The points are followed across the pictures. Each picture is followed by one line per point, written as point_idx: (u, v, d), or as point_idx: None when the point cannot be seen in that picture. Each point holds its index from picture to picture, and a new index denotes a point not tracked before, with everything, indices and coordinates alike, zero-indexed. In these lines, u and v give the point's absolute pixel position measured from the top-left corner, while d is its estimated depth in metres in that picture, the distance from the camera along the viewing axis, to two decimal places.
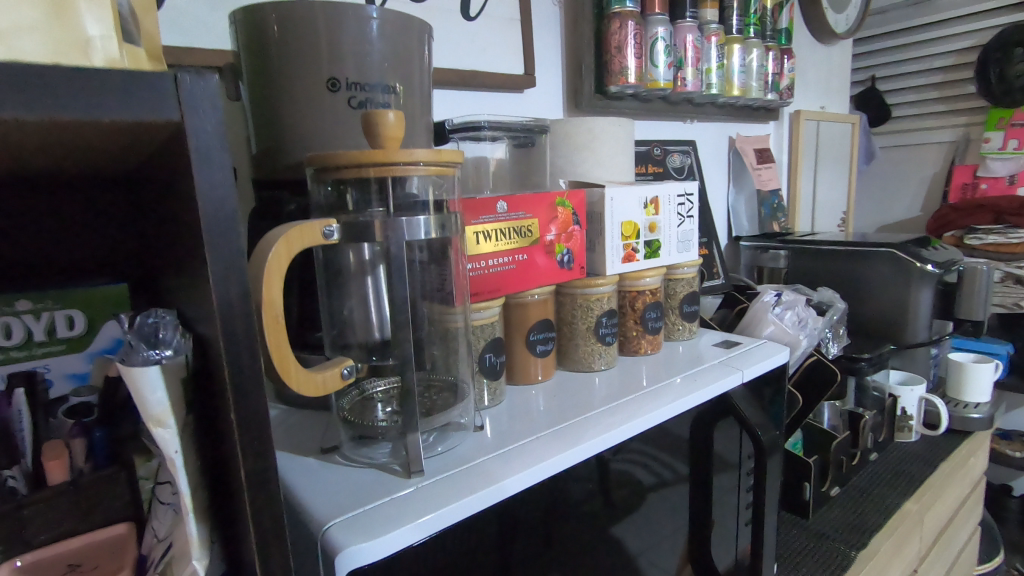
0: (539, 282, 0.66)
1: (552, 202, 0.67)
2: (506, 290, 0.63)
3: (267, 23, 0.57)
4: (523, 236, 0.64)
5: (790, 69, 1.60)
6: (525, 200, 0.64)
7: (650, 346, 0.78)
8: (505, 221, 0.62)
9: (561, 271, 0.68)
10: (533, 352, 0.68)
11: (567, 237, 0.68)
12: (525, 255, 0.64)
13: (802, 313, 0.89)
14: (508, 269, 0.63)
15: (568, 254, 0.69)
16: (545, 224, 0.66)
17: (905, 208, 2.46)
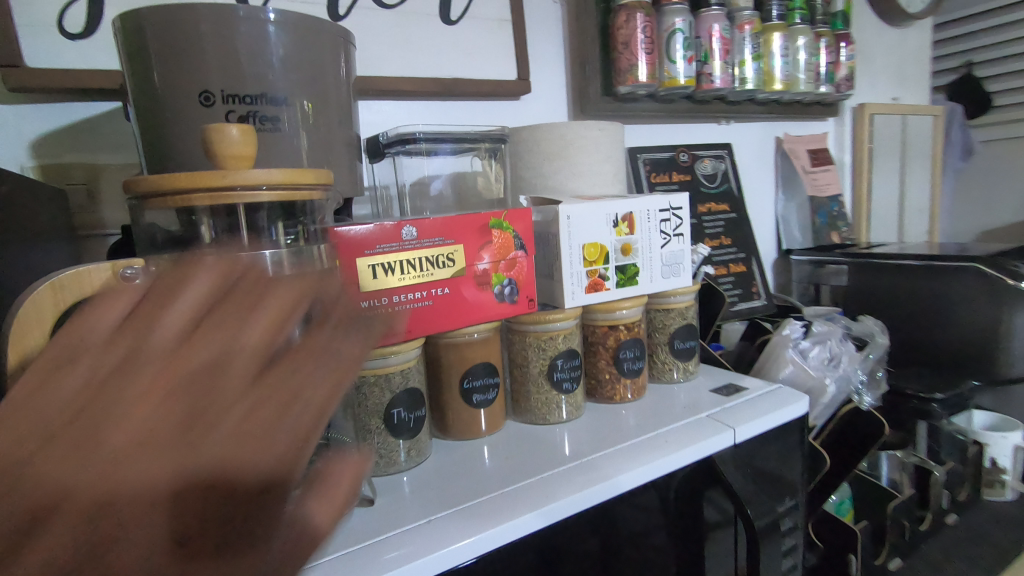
0: (471, 320, 0.56)
1: (485, 224, 0.56)
2: (422, 331, 0.54)
3: (144, 32, 0.49)
4: (444, 266, 0.54)
5: (849, 57, 1.39)
6: (444, 223, 0.53)
7: (631, 392, 0.66)
8: (414, 250, 0.52)
9: (501, 305, 0.58)
10: (469, 401, 0.58)
11: (510, 266, 0.58)
12: (449, 288, 0.55)
13: (835, 350, 0.73)
14: (422, 306, 0.53)
15: (512, 284, 0.58)
16: (476, 251, 0.56)
17: (1012, 213, 2.09)
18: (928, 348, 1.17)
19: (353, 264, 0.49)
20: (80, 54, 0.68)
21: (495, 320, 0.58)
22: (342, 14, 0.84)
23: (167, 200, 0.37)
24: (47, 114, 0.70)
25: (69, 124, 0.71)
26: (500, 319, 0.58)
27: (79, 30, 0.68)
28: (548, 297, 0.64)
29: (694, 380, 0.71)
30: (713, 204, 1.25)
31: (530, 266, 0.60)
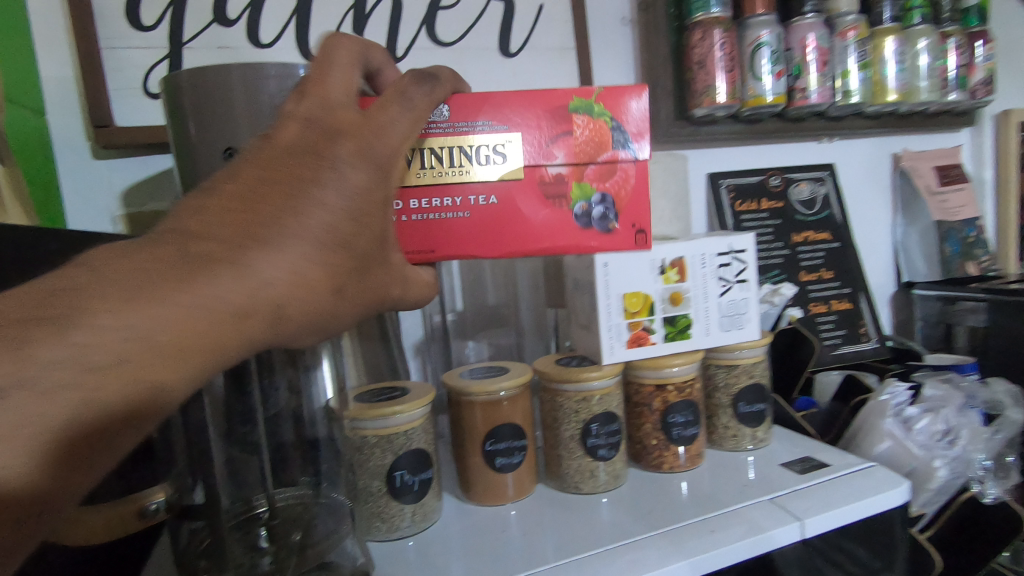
0: (528, 240, 0.51)
1: (568, 104, 0.49)
2: (462, 245, 0.50)
3: (180, 93, 0.50)
4: (501, 161, 0.49)
5: (987, 57, 1.18)
6: (502, 108, 0.49)
7: (685, 461, 0.57)
8: (449, 133, 0.49)
9: (586, 224, 0.52)
10: (490, 464, 0.54)
11: (609, 176, 0.51)
12: (502, 196, 0.50)
13: (950, 421, 0.60)
14: (456, 215, 0.50)
15: (607, 204, 0.52)
16: (544, 144, 0.50)
17: None
18: None
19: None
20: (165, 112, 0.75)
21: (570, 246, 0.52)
22: (400, 54, 0.85)
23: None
24: (132, 168, 0.76)
25: (152, 174, 0.77)
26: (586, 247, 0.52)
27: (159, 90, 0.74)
28: (587, 351, 0.58)
29: (766, 449, 0.61)
30: (811, 233, 1.10)
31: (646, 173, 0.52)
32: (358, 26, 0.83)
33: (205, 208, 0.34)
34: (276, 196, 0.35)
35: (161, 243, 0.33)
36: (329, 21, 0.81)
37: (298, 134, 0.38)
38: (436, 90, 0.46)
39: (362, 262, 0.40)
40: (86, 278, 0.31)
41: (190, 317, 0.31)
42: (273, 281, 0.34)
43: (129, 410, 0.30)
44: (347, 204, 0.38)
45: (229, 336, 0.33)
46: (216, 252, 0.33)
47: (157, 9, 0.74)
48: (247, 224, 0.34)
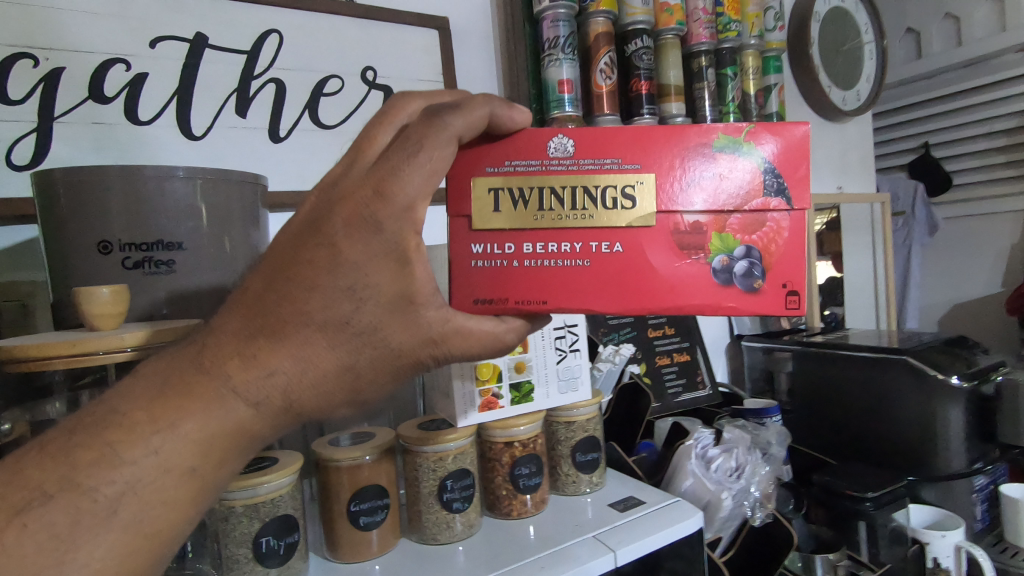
0: (655, 292, 0.54)
1: (714, 141, 0.54)
2: (582, 295, 0.54)
3: (54, 188, 0.54)
4: (625, 204, 0.53)
5: None
6: (633, 151, 0.54)
7: (531, 507, 0.66)
8: (573, 171, 0.54)
9: (729, 280, 0.55)
10: (355, 524, 0.59)
11: (754, 228, 0.55)
12: (626, 247, 0.54)
13: (740, 458, 0.76)
14: (576, 262, 0.54)
15: (750, 258, 0.55)
16: (680, 188, 0.54)
17: (981, 286, 2.22)
18: (871, 441, 1.16)
19: (467, 184, 0.54)
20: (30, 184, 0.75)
21: (706, 302, 0.55)
22: (282, 135, 0.91)
23: (25, 364, 0.44)
24: None
25: (13, 245, 0.76)
26: (725, 305, 0.55)
27: (25, 163, 0.75)
28: (446, 414, 0.67)
29: (601, 491, 0.72)
30: None
31: (800, 222, 0.55)
32: (241, 108, 0.88)
33: (253, 291, 0.43)
34: (282, 292, 0.43)
35: (202, 347, 0.43)
36: (211, 103, 0.86)
37: (313, 208, 0.45)
38: (466, 116, 0.48)
39: (376, 331, 0.45)
40: (172, 365, 0.42)
41: (215, 414, 0.42)
42: (283, 372, 0.43)
43: (183, 487, 0.41)
44: (345, 287, 0.43)
45: (248, 422, 0.43)
46: (234, 354, 0.42)
47: (27, 85, 0.75)
48: (263, 324, 0.43)
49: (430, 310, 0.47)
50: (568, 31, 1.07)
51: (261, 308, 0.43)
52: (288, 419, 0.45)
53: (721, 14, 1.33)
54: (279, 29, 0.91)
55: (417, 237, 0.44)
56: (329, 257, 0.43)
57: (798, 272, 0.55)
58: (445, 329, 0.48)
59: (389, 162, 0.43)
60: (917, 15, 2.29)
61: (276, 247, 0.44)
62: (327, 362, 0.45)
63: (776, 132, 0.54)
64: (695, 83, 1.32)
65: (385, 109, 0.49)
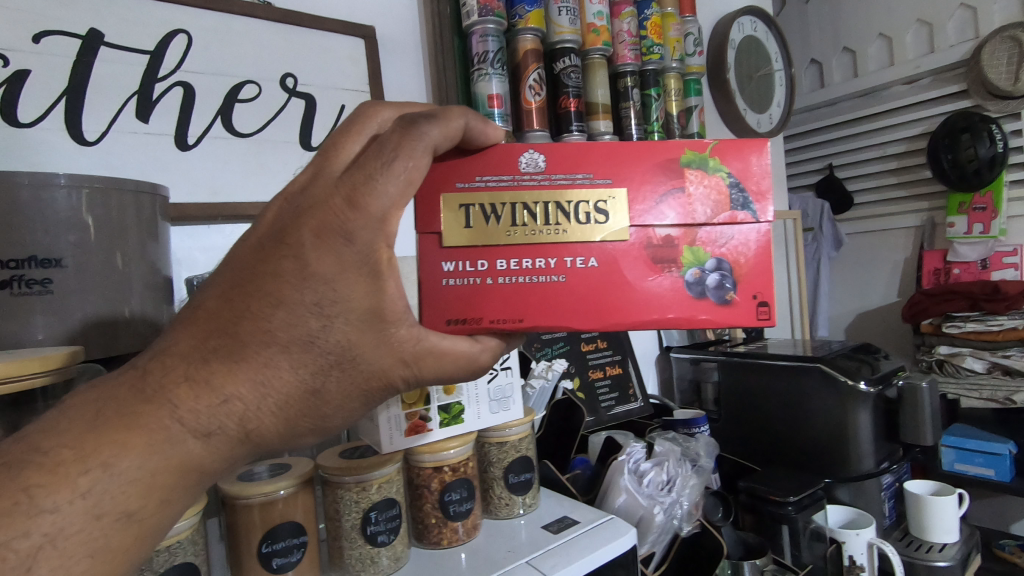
0: (631, 306, 0.57)
1: (681, 158, 0.57)
2: (560, 310, 0.56)
3: None
4: (598, 220, 0.56)
5: None
6: (604, 168, 0.57)
7: (462, 534, 0.63)
8: (545, 186, 0.56)
9: (705, 293, 0.58)
10: (268, 566, 0.54)
11: (722, 241, 0.58)
12: (600, 262, 0.57)
13: (671, 471, 0.76)
14: (552, 277, 0.56)
15: (721, 271, 0.58)
16: (651, 204, 0.57)
17: (880, 295, 2.41)
18: (790, 445, 1.21)
19: (438, 200, 0.55)
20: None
21: (682, 315, 0.58)
22: (191, 142, 0.85)
23: None
24: None
25: None
26: (700, 317, 0.58)
27: None
28: (371, 440, 0.63)
29: (536, 512, 0.70)
30: None
31: (765, 234, 0.58)
32: (143, 112, 0.81)
33: (212, 307, 0.41)
34: (244, 308, 0.41)
35: (146, 372, 0.41)
36: (110, 106, 0.79)
37: (277, 215, 0.43)
38: (443, 127, 0.46)
39: (346, 352, 0.44)
40: (122, 391, 0.40)
41: (157, 450, 0.39)
42: (239, 398, 0.41)
43: (120, 531, 0.38)
44: (312, 303, 0.41)
45: (195, 457, 0.41)
46: (184, 378, 0.40)
47: None
48: (219, 345, 0.41)
49: (402, 328, 0.46)
50: (497, 47, 1.07)
51: (214, 327, 0.41)
52: (241, 450, 0.43)
53: (645, 38, 1.39)
54: (187, 30, 0.85)
55: (389, 250, 0.43)
56: (297, 270, 0.41)
57: (766, 284, 0.59)
58: (418, 348, 0.48)
59: (363, 169, 0.41)
60: (820, 48, 2.49)
61: (237, 258, 0.43)
62: (297, 385, 0.43)
63: (738, 151, 0.58)
64: (620, 103, 1.35)
65: (355, 116, 0.48)
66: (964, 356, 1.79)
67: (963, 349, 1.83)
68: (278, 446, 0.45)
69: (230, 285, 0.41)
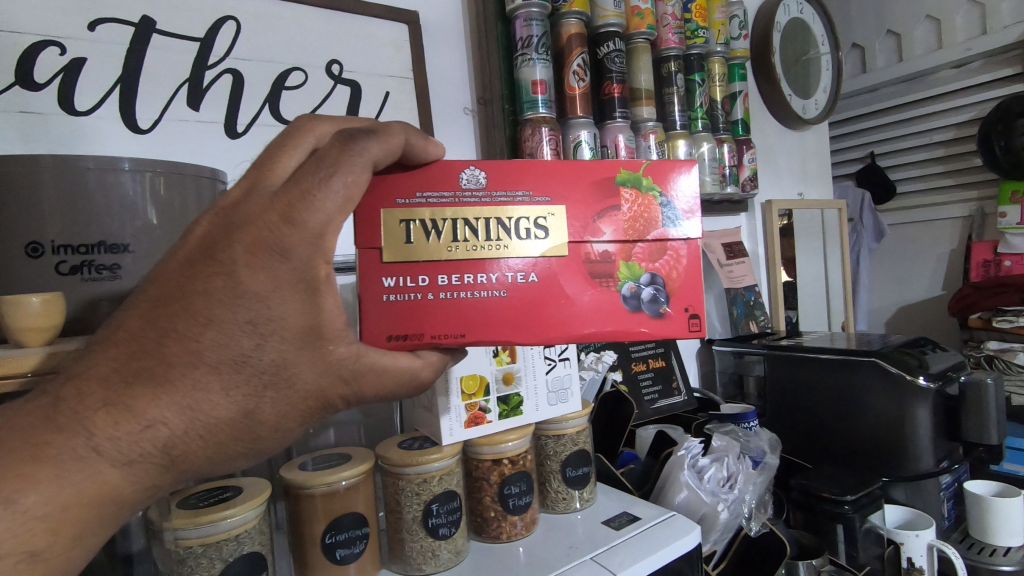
0: (572, 323, 0.52)
1: (616, 176, 0.53)
2: (499, 327, 0.50)
3: None
4: (539, 235, 0.51)
5: (751, 159, 1.47)
6: (543, 181, 0.52)
7: (521, 528, 0.62)
8: (486, 204, 0.51)
9: (640, 308, 0.53)
10: (332, 557, 0.53)
11: (658, 254, 0.54)
12: (540, 279, 0.51)
13: (731, 467, 0.74)
14: (491, 294, 0.50)
15: (656, 285, 0.53)
16: (589, 219, 0.52)
17: (924, 288, 2.32)
18: (843, 442, 1.17)
19: (378, 215, 0.49)
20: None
21: (619, 330, 0.53)
22: (240, 130, 0.84)
23: None
24: None
25: None
26: (639, 331, 0.53)
27: None
28: (430, 431, 0.62)
29: (592, 507, 0.68)
30: None
31: (696, 248, 0.55)
32: (194, 100, 0.81)
33: (135, 326, 0.39)
34: (171, 328, 0.39)
35: (60, 399, 0.38)
36: (161, 94, 0.79)
37: (206, 233, 0.41)
38: (383, 143, 0.44)
39: (281, 371, 0.41)
40: (31, 420, 0.37)
41: (66, 483, 0.37)
42: (165, 423, 0.39)
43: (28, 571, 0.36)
44: (244, 322, 0.40)
45: (112, 487, 0.38)
46: (101, 404, 0.37)
47: None
48: (142, 367, 0.38)
49: (341, 345, 0.44)
50: (542, 31, 1.05)
51: (137, 345, 0.38)
52: (167, 477, 0.41)
53: (690, 20, 1.34)
54: (236, 16, 0.84)
55: (327, 267, 0.41)
56: (228, 287, 0.40)
57: (699, 297, 0.55)
58: (358, 365, 0.45)
59: (299, 186, 0.40)
60: (862, 32, 2.36)
61: (162, 279, 0.40)
62: (225, 407, 0.40)
63: (670, 171, 0.54)
64: (664, 89, 1.31)
65: (287, 132, 0.44)
66: (1016, 352, 1.70)
67: (1015, 345, 1.74)
68: (210, 471, 0.43)
69: (151, 306, 0.39)
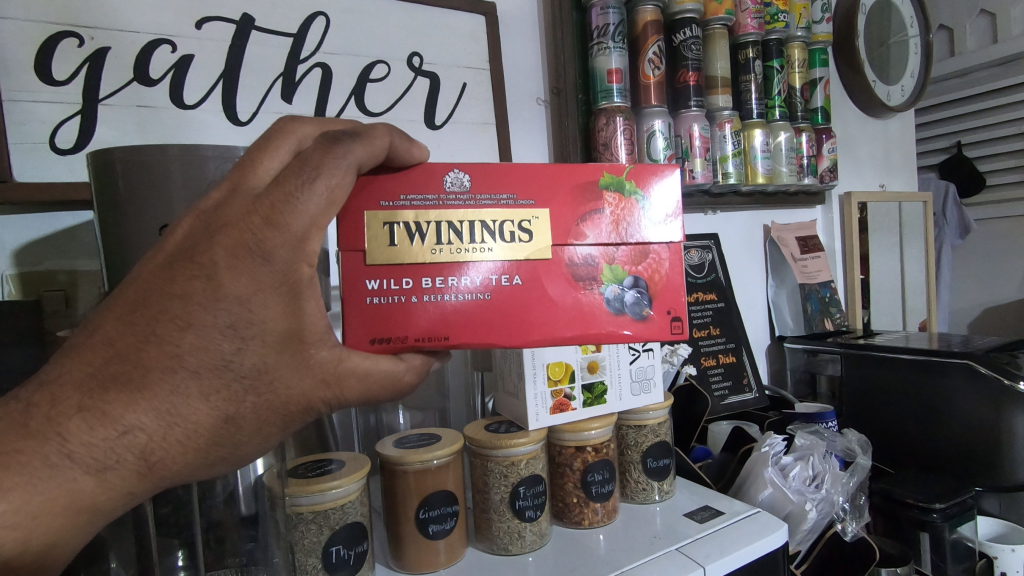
0: (553, 326, 0.52)
1: (600, 180, 0.53)
2: (479, 331, 0.50)
3: (113, 168, 0.51)
4: (521, 237, 0.51)
5: (831, 149, 1.41)
6: (524, 183, 0.51)
7: (603, 515, 0.62)
8: (470, 206, 0.50)
9: (621, 311, 0.53)
10: (425, 532, 0.55)
11: (639, 259, 0.54)
12: (523, 282, 0.51)
13: (817, 467, 0.72)
14: (475, 297, 0.50)
15: (638, 288, 0.54)
16: (572, 222, 0.52)
17: (1015, 287, 2.16)
18: (926, 447, 1.11)
19: (362, 217, 0.48)
20: (28, 167, 0.70)
21: (601, 333, 0.53)
22: None
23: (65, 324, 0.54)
24: (31, 224, 0.72)
25: (52, 233, 0.73)
26: (621, 334, 0.53)
27: (70, 146, 0.72)
28: (515, 416, 0.63)
29: (672, 500, 0.68)
30: (701, 294, 1.23)
31: (677, 250, 0.55)
32: (287, 93, 0.85)
33: (114, 327, 0.39)
34: (148, 333, 0.39)
35: (32, 405, 0.39)
36: (258, 90, 0.83)
37: (186, 236, 0.41)
38: (367, 146, 0.44)
39: (262, 375, 0.42)
40: (6, 423, 0.38)
41: (37, 490, 0.38)
42: (141, 428, 0.39)
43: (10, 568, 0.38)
44: (225, 325, 0.40)
45: (86, 495, 0.39)
46: (76, 410, 0.38)
47: (71, 65, 0.72)
48: (118, 372, 0.39)
49: (323, 349, 0.44)
50: (618, 19, 1.04)
51: (103, 351, 0.39)
52: (144, 484, 0.41)
53: (770, 4, 1.28)
54: (327, 13, 0.88)
55: (311, 269, 0.42)
56: (208, 290, 0.40)
57: (681, 299, 0.55)
58: (339, 369, 0.45)
59: (283, 188, 0.40)
60: (953, 12, 2.19)
61: (138, 281, 0.40)
62: (195, 413, 0.41)
63: (653, 175, 0.54)
64: (740, 76, 1.27)
65: (267, 135, 0.43)
66: None
67: None
68: (187, 477, 0.43)
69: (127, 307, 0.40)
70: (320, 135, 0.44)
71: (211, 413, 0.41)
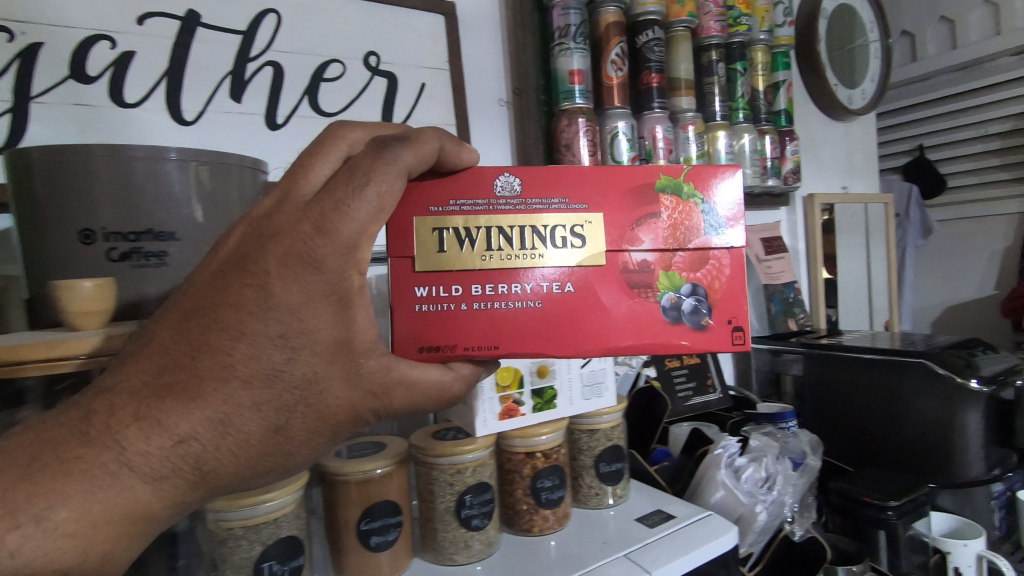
0: (607, 334, 0.51)
1: (657, 183, 0.51)
2: (532, 339, 0.50)
3: (30, 168, 0.48)
4: (576, 242, 0.50)
5: (793, 151, 1.42)
6: (579, 186, 0.50)
7: (553, 522, 0.61)
8: (521, 211, 0.50)
9: (680, 320, 0.51)
10: (366, 545, 0.54)
11: (699, 265, 0.52)
12: (576, 290, 0.50)
13: (770, 468, 0.72)
14: (527, 305, 0.50)
15: (697, 296, 0.52)
16: (626, 227, 0.51)
17: (974, 286, 2.22)
18: (889, 446, 1.12)
19: (410, 222, 0.49)
20: None
21: (655, 343, 0.51)
22: (279, 122, 0.86)
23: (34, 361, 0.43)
24: None
25: None
26: (677, 343, 0.51)
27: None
28: (463, 423, 0.62)
29: (626, 504, 0.67)
30: None
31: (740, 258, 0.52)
32: (236, 91, 0.82)
33: (168, 336, 0.40)
34: (203, 341, 0.40)
35: (90, 412, 0.39)
36: (204, 87, 0.80)
37: (237, 244, 0.41)
38: (417, 151, 0.44)
39: (312, 385, 0.42)
40: (66, 430, 0.38)
41: (99, 499, 0.38)
42: (195, 438, 0.40)
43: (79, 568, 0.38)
44: (276, 334, 0.40)
45: (143, 503, 0.39)
46: (133, 418, 0.39)
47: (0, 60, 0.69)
48: (174, 380, 0.39)
49: (372, 358, 0.44)
50: (579, 20, 1.03)
51: (164, 356, 0.40)
52: (198, 492, 0.42)
53: (733, 8, 1.29)
54: (277, 9, 0.85)
55: (360, 277, 0.42)
56: (259, 299, 0.40)
57: (741, 307, 0.53)
58: (388, 379, 0.45)
59: (333, 196, 0.40)
60: (912, 18, 2.24)
61: (191, 290, 0.41)
62: (260, 423, 0.41)
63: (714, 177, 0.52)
64: (703, 78, 1.28)
65: (318, 141, 0.44)
66: None
67: None
68: (239, 486, 0.44)
69: (183, 315, 0.40)
70: (370, 141, 0.44)
71: (263, 422, 0.41)
